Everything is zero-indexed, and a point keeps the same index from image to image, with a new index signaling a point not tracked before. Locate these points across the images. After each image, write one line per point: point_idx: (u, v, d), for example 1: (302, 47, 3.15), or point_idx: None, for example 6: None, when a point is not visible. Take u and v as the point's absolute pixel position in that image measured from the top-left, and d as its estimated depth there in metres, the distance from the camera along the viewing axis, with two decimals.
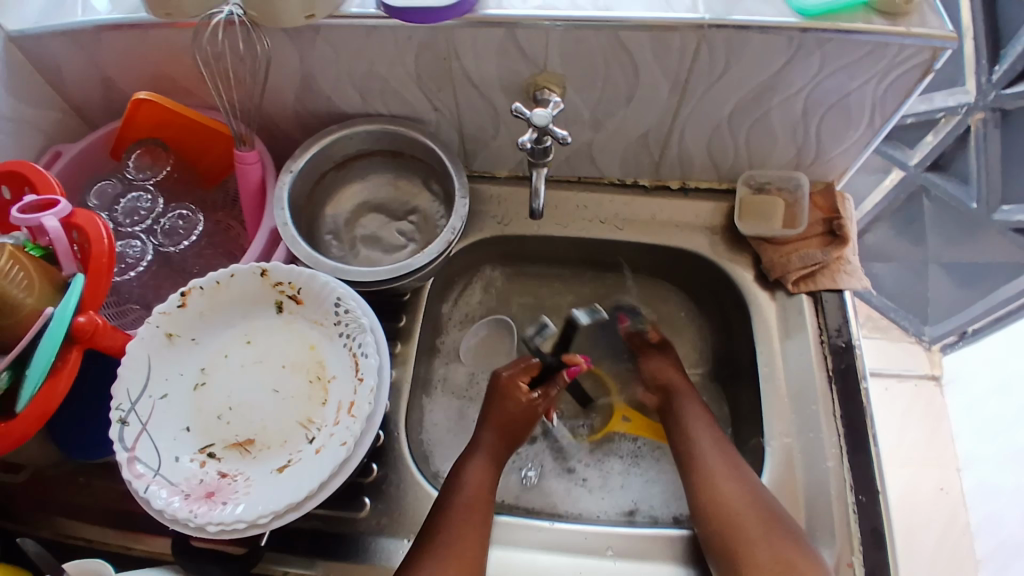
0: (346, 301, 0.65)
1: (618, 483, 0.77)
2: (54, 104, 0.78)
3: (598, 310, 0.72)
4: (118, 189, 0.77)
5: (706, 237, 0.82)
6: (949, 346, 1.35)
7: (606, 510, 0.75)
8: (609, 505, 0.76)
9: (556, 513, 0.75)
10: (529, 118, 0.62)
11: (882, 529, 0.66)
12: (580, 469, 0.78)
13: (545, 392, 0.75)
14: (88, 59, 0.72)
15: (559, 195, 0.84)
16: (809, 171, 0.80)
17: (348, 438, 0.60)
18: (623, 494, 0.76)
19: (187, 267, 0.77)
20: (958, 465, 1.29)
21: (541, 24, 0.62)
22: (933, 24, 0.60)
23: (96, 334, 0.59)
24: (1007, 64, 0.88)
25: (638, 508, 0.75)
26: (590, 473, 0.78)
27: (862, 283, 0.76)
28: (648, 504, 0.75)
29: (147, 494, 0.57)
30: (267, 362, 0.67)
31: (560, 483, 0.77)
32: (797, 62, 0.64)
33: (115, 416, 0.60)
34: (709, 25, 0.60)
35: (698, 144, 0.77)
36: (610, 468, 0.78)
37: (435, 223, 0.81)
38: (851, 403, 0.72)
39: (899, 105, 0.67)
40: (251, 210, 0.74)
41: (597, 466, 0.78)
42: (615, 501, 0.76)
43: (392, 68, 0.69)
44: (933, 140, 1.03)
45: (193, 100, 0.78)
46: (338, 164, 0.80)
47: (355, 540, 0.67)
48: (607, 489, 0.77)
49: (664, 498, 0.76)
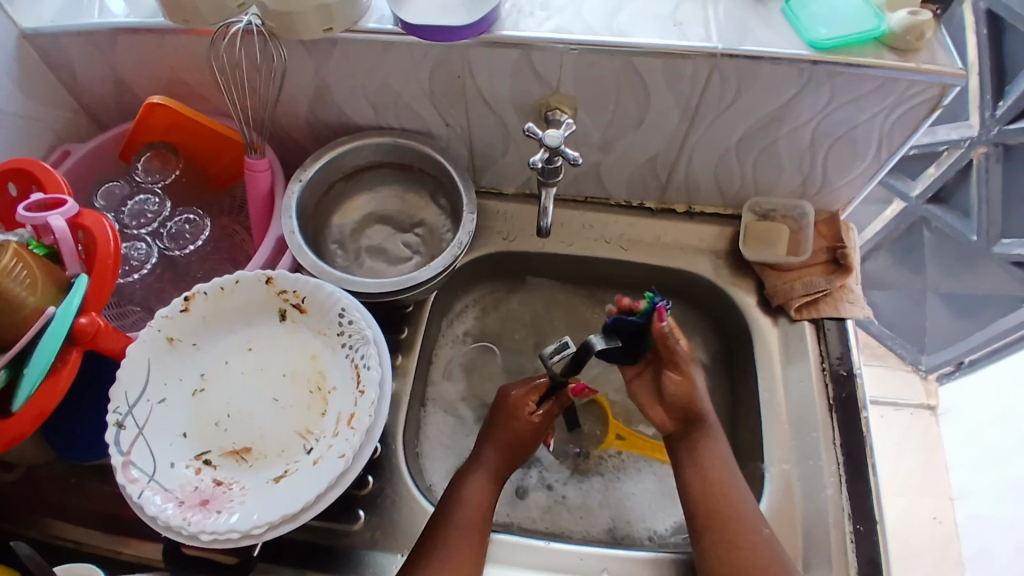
0: (350, 313, 0.65)
1: (595, 500, 0.77)
2: (66, 103, 0.79)
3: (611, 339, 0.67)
4: (125, 191, 0.77)
5: (710, 261, 0.83)
6: (947, 376, 1.35)
7: (585, 529, 0.75)
8: (588, 523, 0.76)
9: (535, 532, 0.75)
10: (540, 138, 0.63)
11: (879, 561, 0.65)
12: (559, 486, 0.78)
13: (549, 412, 0.72)
14: (103, 61, 0.73)
15: (565, 214, 0.85)
16: (814, 200, 0.80)
17: (346, 451, 0.59)
18: (602, 512, 0.76)
19: (192, 272, 0.77)
20: (953, 496, 1.29)
21: (556, 47, 0.63)
22: (942, 61, 0.60)
23: (98, 335, 0.59)
24: (1012, 100, 0.89)
25: (617, 528, 0.75)
26: (569, 491, 0.78)
27: (865, 312, 0.76)
28: (626, 520, 0.76)
29: (141, 499, 0.57)
30: (267, 370, 0.66)
31: (541, 501, 0.77)
32: (806, 94, 0.65)
33: (112, 419, 0.60)
34: (721, 54, 0.61)
35: (705, 170, 0.77)
36: (590, 486, 0.78)
37: (440, 237, 0.81)
38: (851, 431, 0.71)
39: (906, 138, 0.68)
40: (258, 218, 0.74)
41: (578, 484, 0.78)
42: (595, 520, 0.76)
43: (405, 83, 0.70)
44: (936, 172, 1.04)
45: (205, 106, 0.79)
46: (347, 175, 0.80)
47: (348, 553, 0.67)
48: (586, 507, 0.77)
49: (643, 515, 0.76)
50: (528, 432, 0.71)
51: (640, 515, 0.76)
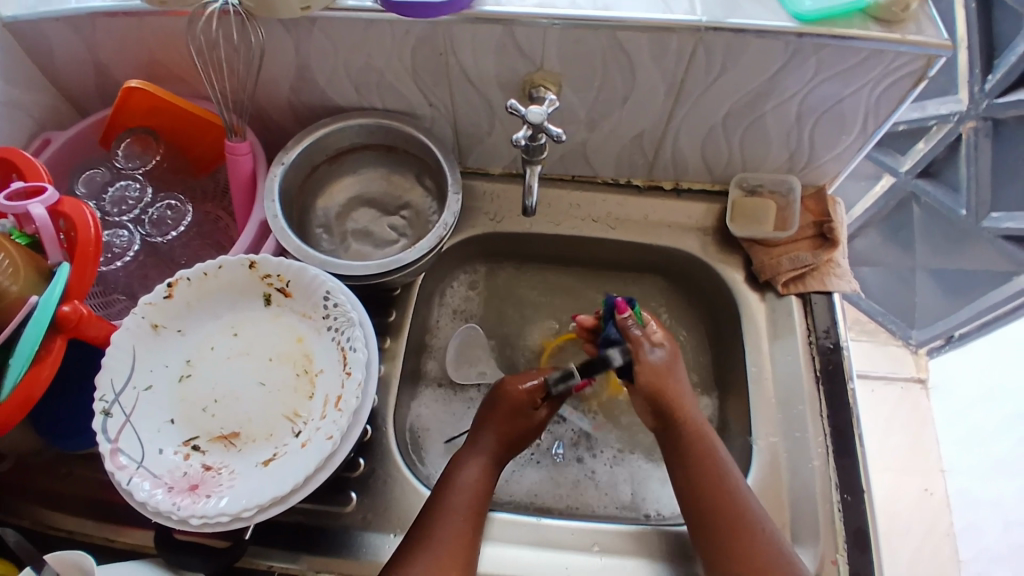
0: (335, 295, 0.65)
1: (617, 477, 0.78)
2: (44, 90, 0.77)
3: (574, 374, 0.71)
4: (107, 178, 0.76)
5: (697, 238, 0.82)
6: (936, 350, 1.36)
7: (605, 506, 0.76)
8: (609, 499, 0.76)
9: (556, 507, 0.75)
10: (523, 114, 0.62)
11: (866, 531, 0.66)
12: (574, 463, 0.79)
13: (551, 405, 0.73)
14: (81, 46, 0.72)
15: (552, 193, 0.84)
16: (801, 175, 0.80)
17: (334, 432, 0.59)
18: (616, 485, 0.77)
19: (174, 258, 0.76)
20: (942, 468, 1.30)
21: (539, 22, 0.62)
22: (929, 31, 0.60)
23: (81, 323, 0.58)
24: (1000, 74, 0.89)
25: (635, 504, 0.76)
26: (595, 466, 0.78)
27: (851, 286, 0.76)
28: (644, 497, 0.76)
29: (129, 486, 0.57)
30: (254, 354, 0.66)
31: (568, 475, 0.78)
32: (792, 67, 0.64)
33: (98, 407, 0.59)
34: (706, 27, 0.60)
35: (692, 147, 0.77)
36: (616, 463, 0.79)
37: (427, 218, 0.80)
38: (838, 405, 0.72)
39: (892, 110, 0.67)
40: (241, 202, 0.74)
41: (604, 459, 0.79)
42: (616, 496, 0.76)
43: (388, 62, 0.69)
44: (925, 147, 1.04)
45: (186, 89, 0.77)
46: (331, 157, 0.79)
47: (341, 534, 0.67)
48: (608, 483, 0.77)
49: (661, 494, 0.76)
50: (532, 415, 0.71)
51: (658, 493, 0.76)
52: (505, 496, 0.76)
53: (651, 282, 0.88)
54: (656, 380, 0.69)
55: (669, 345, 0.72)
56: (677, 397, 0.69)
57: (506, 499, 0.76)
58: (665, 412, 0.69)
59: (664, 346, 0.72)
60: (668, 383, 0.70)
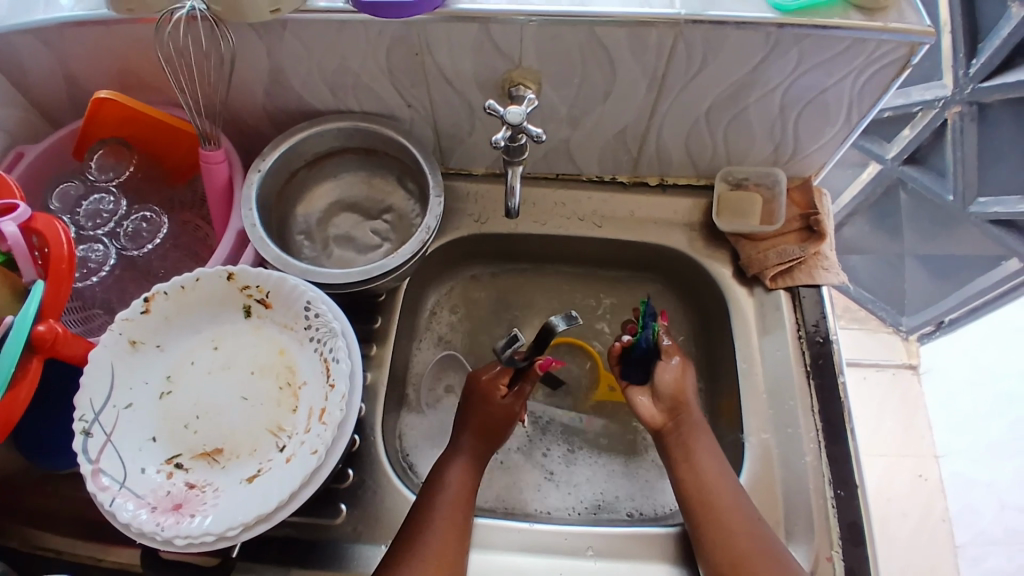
0: (316, 306, 0.64)
1: (582, 476, 0.77)
2: (16, 104, 0.75)
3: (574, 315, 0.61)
4: (80, 191, 0.74)
5: (684, 233, 0.82)
6: (926, 336, 1.36)
7: (572, 506, 0.75)
8: (575, 499, 0.76)
9: (524, 511, 0.75)
10: (502, 115, 0.61)
11: (859, 524, 0.66)
12: (549, 464, 0.78)
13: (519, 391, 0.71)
14: (50, 58, 0.70)
15: (537, 193, 0.83)
16: (786, 167, 0.79)
17: (319, 446, 0.58)
18: (587, 488, 0.77)
19: (153, 271, 0.75)
20: (936, 453, 1.30)
21: (517, 19, 0.60)
22: (911, 19, 0.59)
23: (57, 343, 0.56)
24: (984, 58, 0.88)
25: (602, 503, 0.76)
26: (557, 466, 0.78)
27: (839, 278, 0.75)
28: (612, 496, 0.76)
29: (112, 507, 0.56)
30: (236, 367, 0.65)
31: (531, 477, 0.77)
32: (774, 59, 0.63)
33: (78, 427, 0.58)
34: (686, 20, 0.59)
35: (676, 141, 0.76)
36: (580, 462, 0.78)
37: (410, 222, 0.79)
38: (829, 399, 0.72)
39: (876, 100, 0.67)
40: (218, 211, 0.72)
41: (566, 460, 0.78)
42: (582, 496, 0.76)
43: (363, 64, 0.67)
44: (911, 133, 1.03)
45: (160, 98, 0.76)
46: (309, 162, 0.78)
47: (331, 546, 0.66)
48: (573, 484, 0.77)
49: (628, 494, 0.76)
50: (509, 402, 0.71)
51: (625, 492, 0.76)
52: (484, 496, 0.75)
53: (639, 279, 0.87)
54: (680, 378, 0.70)
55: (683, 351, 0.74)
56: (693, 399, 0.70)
57: (482, 503, 0.75)
58: (678, 412, 0.69)
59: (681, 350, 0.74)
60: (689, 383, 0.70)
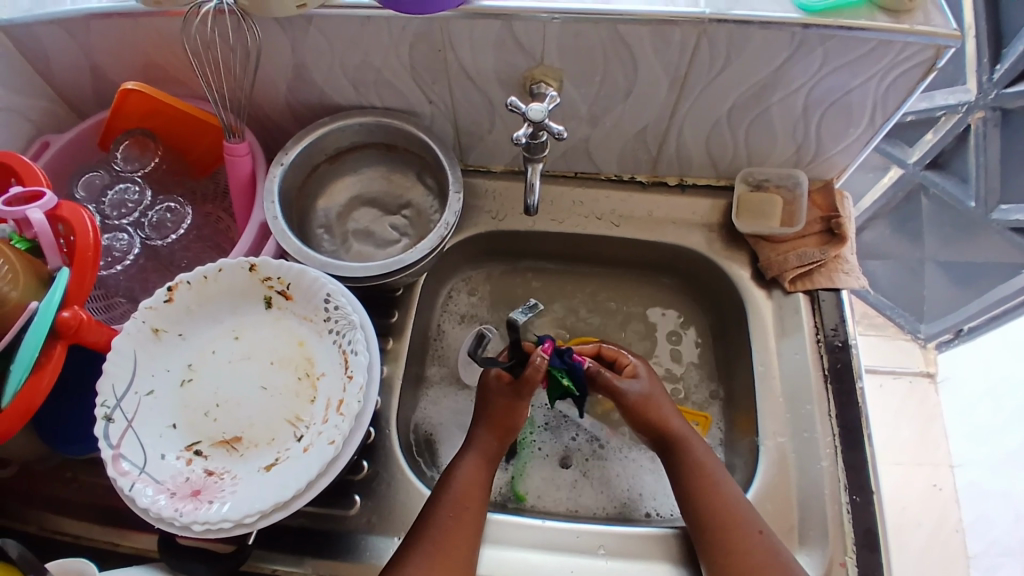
0: (336, 298, 0.64)
1: (612, 473, 0.77)
2: (42, 94, 0.77)
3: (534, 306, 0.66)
4: (106, 181, 0.75)
5: (702, 235, 0.81)
6: (945, 345, 1.35)
7: (602, 506, 0.75)
8: (605, 497, 0.76)
9: (556, 512, 0.75)
10: (524, 112, 0.61)
11: (875, 531, 0.65)
12: (578, 463, 0.78)
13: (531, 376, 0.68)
14: (77, 49, 0.71)
15: (556, 191, 0.83)
16: (808, 169, 0.78)
17: (336, 437, 0.58)
18: (616, 485, 0.76)
19: (175, 261, 0.76)
20: (952, 463, 1.28)
21: (539, 16, 0.60)
22: (937, 22, 0.59)
23: (80, 329, 0.57)
24: (1008, 64, 0.87)
25: (632, 501, 0.75)
26: (588, 463, 0.78)
27: (859, 282, 0.75)
28: (640, 493, 0.76)
29: (132, 492, 0.57)
30: (257, 357, 0.66)
31: (562, 476, 0.77)
32: (797, 60, 0.63)
33: (100, 413, 0.59)
34: (710, 19, 0.59)
35: (695, 142, 0.76)
36: (609, 459, 0.78)
37: (428, 218, 0.79)
38: (846, 404, 0.71)
39: (901, 102, 0.66)
40: (241, 203, 0.73)
41: (596, 458, 0.78)
42: (611, 494, 0.76)
43: (386, 60, 0.68)
44: (934, 137, 1.02)
45: (184, 91, 0.77)
46: (331, 157, 0.78)
47: (345, 538, 0.67)
48: (603, 481, 0.77)
49: (653, 492, 0.76)
50: (517, 392, 0.70)
51: (652, 489, 0.76)
52: (518, 494, 0.76)
53: (659, 280, 0.87)
54: (649, 407, 0.69)
55: (646, 373, 0.72)
56: (672, 421, 0.69)
57: (515, 502, 0.75)
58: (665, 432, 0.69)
59: (640, 376, 0.71)
60: (657, 410, 0.69)
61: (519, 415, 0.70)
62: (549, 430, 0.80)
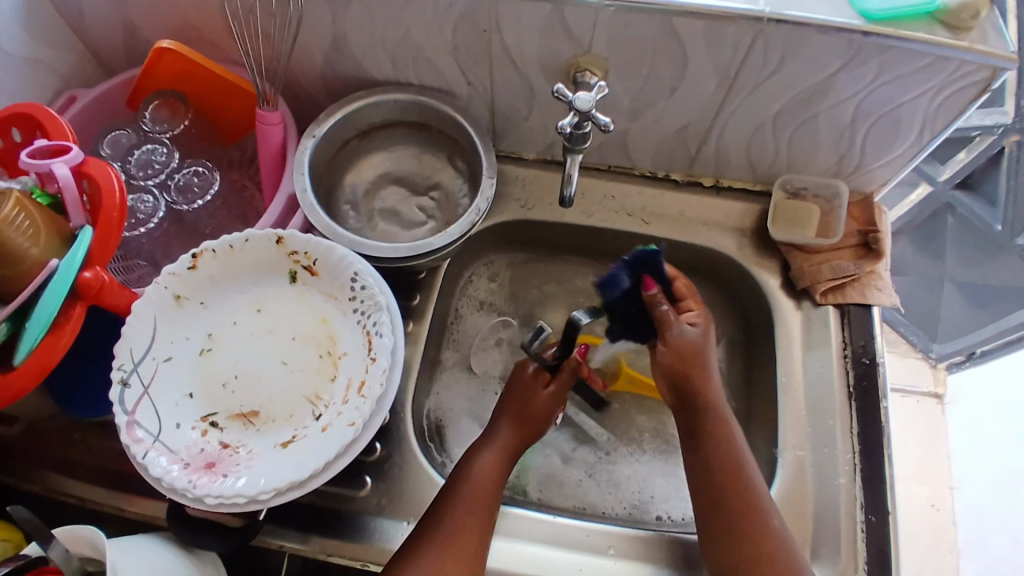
0: (363, 277, 0.63)
1: (625, 474, 0.76)
2: (71, 47, 0.75)
3: (597, 311, 0.67)
4: (132, 140, 0.74)
5: (734, 238, 0.80)
6: (955, 366, 1.33)
7: (614, 507, 0.74)
8: (616, 498, 0.75)
9: (568, 509, 0.74)
10: (570, 101, 0.59)
11: (888, 551, 0.64)
12: (592, 460, 0.77)
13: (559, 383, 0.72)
14: (113, 2, 0.69)
15: (588, 182, 0.82)
16: (848, 180, 0.77)
17: (356, 419, 0.57)
18: (629, 486, 0.76)
19: (199, 228, 0.74)
20: (952, 485, 1.28)
21: (591, 3, 0.59)
22: (994, 42, 0.57)
23: (102, 292, 0.56)
24: None
25: (643, 504, 0.75)
26: (602, 464, 0.77)
27: (892, 300, 0.74)
28: (651, 496, 0.75)
29: (145, 460, 0.56)
30: (277, 332, 0.64)
31: (576, 474, 0.76)
32: (849, 70, 0.61)
33: (116, 377, 0.58)
34: (768, 18, 0.57)
35: (736, 144, 0.74)
36: (623, 460, 0.77)
37: (457, 202, 0.78)
38: (870, 421, 0.70)
39: (952, 119, 0.64)
40: (269, 172, 0.71)
41: (609, 457, 0.78)
42: (623, 495, 0.75)
43: (428, 36, 0.66)
44: (966, 157, 0.99)
45: (216, 53, 0.75)
46: (362, 132, 0.77)
47: (354, 518, 0.66)
48: (615, 481, 0.76)
49: (665, 496, 0.75)
50: (551, 394, 0.71)
51: (663, 493, 0.75)
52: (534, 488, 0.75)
53: None
54: (684, 351, 0.67)
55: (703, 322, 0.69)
56: (700, 371, 0.67)
57: (529, 497, 0.75)
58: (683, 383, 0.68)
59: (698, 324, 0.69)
60: (693, 357, 0.68)
61: (547, 414, 0.71)
62: (564, 426, 0.79)
